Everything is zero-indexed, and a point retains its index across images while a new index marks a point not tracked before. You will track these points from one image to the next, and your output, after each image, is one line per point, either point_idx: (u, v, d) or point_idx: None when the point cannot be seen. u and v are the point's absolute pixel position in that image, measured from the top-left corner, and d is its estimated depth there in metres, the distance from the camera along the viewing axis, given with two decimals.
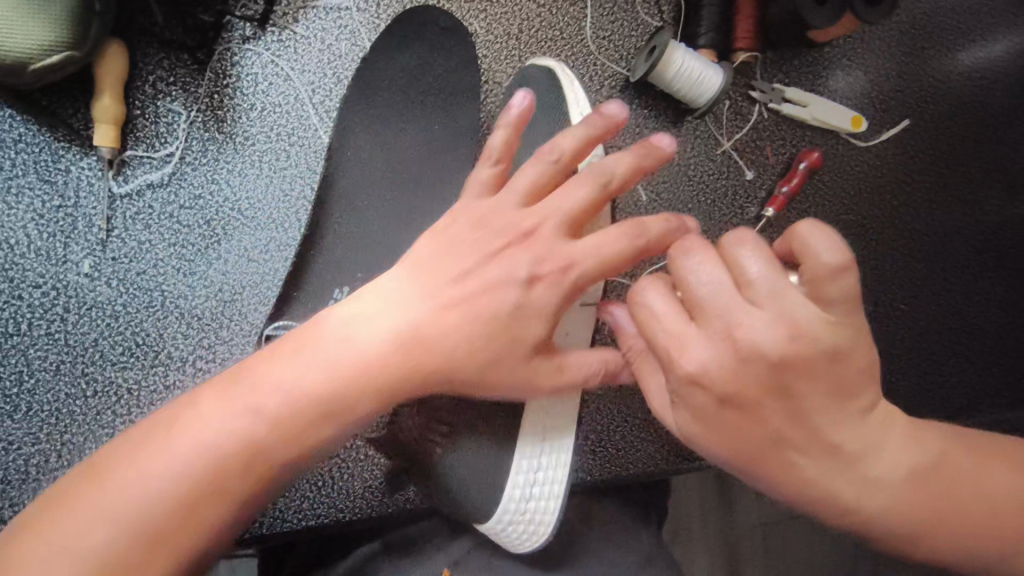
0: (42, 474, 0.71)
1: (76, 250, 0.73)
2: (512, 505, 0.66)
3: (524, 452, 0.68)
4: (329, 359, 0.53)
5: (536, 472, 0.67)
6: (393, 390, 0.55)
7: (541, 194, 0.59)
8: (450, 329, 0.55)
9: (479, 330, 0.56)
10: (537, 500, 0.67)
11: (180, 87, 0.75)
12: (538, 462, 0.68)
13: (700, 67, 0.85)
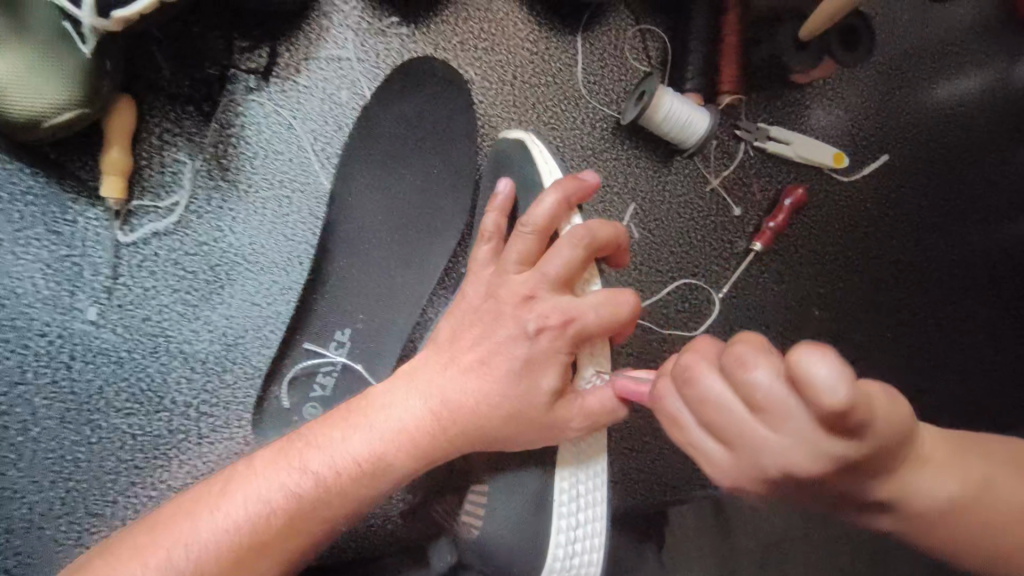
0: (47, 521, 0.72)
1: (82, 298, 0.74)
2: (558, 562, 0.65)
3: (562, 511, 0.66)
4: (358, 442, 0.55)
5: (577, 529, 0.66)
6: (430, 452, 0.57)
7: (536, 259, 0.62)
8: (485, 390, 0.57)
9: (509, 389, 0.57)
10: (581, 554, 0.66)
11: (186, 138, 0.77)
12: (577, 518, 0.66)
13: (688, 111, 0.89)
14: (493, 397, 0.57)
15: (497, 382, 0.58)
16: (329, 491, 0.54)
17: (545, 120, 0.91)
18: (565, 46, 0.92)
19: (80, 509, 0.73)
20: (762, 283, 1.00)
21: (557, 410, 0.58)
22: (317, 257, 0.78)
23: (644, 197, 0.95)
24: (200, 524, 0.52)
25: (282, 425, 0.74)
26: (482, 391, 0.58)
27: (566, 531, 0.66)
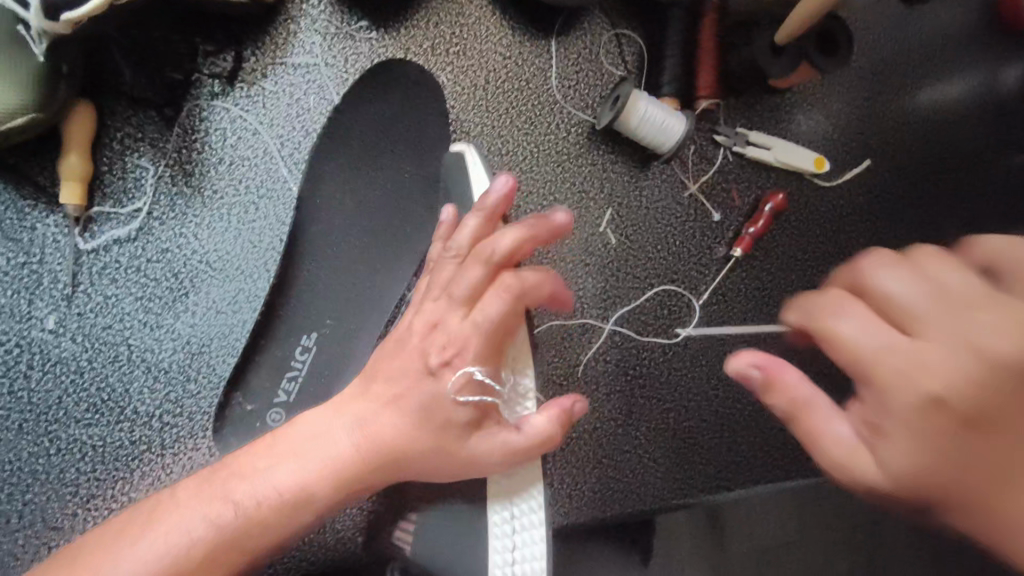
0: (4, 534, 0.71)
1: (41, 307, 0.73)
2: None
3: (497, 532, 0.65)
4: (287, 477, 0.55)
5: (513, 551, 0.64)
6: (348, 484, 0.56)
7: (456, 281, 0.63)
8: (401, 420, 0.57)
9: (434, 419, 0.57)
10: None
11: (148, 143, 0.76)
12: (513, 541, 0.65)
13: (663, 115, 0.88)
14: (417, 430, 0.57)
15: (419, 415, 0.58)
16: (249, 528, 0.53)
17: (519, 126, 0.90)
18: (539, 50, 0.91)
19: (37, 522, 0.71)
20: (744, 290, 0.99)
21: (475, 441, 0.58)
22: (282, 264, 0.76)
23: (620, 204, 0.94)
24: (118, 566, 0.49)
25: (246, 436, 0.73)
26: (399, 420, 0.57)
27: (502, 553, 0.65)
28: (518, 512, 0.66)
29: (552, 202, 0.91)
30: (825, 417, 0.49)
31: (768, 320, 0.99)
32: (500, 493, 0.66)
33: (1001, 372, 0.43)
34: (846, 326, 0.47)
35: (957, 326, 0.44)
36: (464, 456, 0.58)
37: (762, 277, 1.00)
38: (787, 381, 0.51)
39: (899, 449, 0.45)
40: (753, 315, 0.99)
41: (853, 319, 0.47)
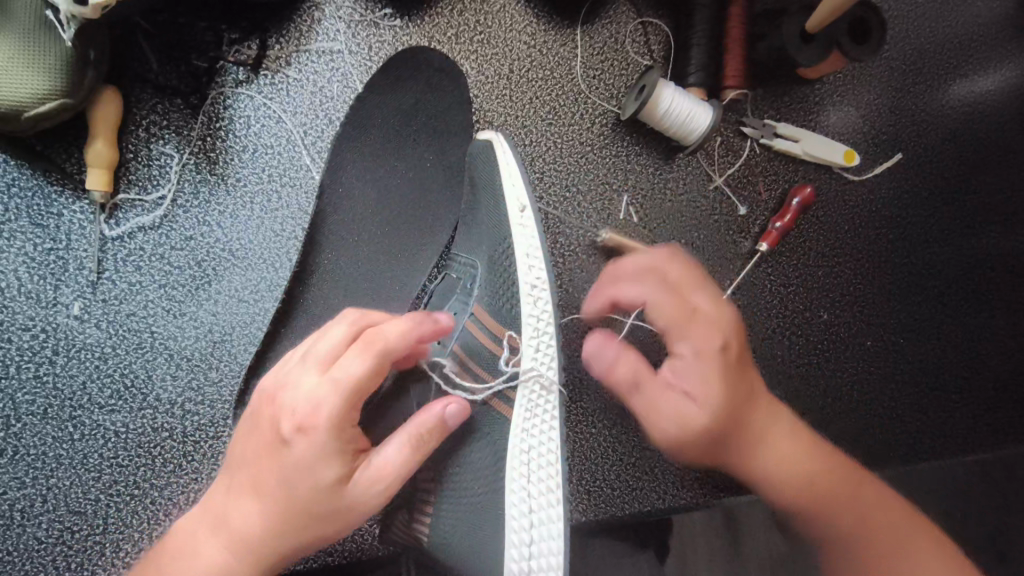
0: (28, 518, 0.71)
1: (66, 293, 0.73)
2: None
3: (514, 525, 0.64)
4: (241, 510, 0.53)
5: (531, 545, 0.64)
6: (308, 506, 0.52)
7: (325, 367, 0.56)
8: (269, 491, 0.52)
9: (294, 483, 0.52)
10: (540, 572, 0.63)
11: (173, 130, 0.76)
12: (531, 535, 0.64)
13: (690, 106, 0.86)
14: (282, 492, 0.52)
15: (279, 475, 0.52)
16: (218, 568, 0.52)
17: (543, 115, 0.89)
18: (563, 39, 0.90)
19: (61, 507, 0.72)
20: (769, 285, 0.97)
21: (348, 489, 0.53)
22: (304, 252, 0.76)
23: (644, 195, 0.92)
24: None
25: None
26: (264, 493, 0.53)
27: (519, 546, 0.64)
28: (536, 506, 0.65)
29: (575, 194, 0.90)
30: (664, 405, 0.69)
31: (791, 316, 0.98)
32: (517, 488, 0.66)
33: (729, 419, 0.66)
34: (653, 316, 0.70)
35: (699, 321, 0.68)
36: (337, 506, 0.53)
37: (787, 273, 0.98)
38: (623, 289, 0.72)
39: (689, 379, 0.67)
40: (777, 311, 0.98)
41: (651, 307, 0.70)
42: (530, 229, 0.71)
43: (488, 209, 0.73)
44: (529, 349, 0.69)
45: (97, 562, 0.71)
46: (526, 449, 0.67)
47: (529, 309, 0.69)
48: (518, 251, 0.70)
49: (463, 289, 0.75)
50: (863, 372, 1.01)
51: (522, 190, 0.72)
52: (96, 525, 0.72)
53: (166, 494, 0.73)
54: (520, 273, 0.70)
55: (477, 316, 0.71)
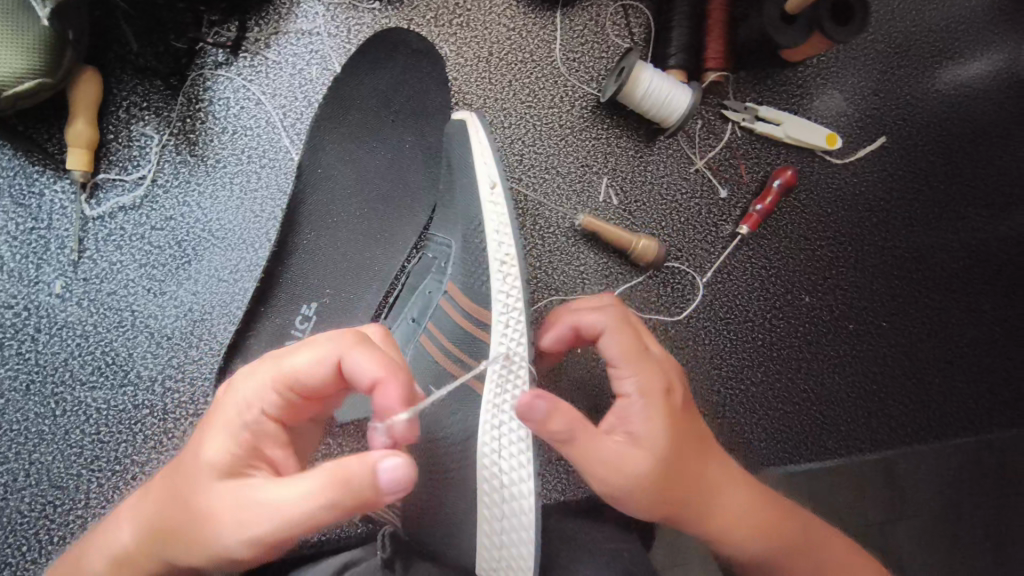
0: (11, 492, 0.72)
1: (48, 271, 0.74)
2: (486, 552, 0.64)
3: (486, 501, 0.65)
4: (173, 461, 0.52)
5: (501, 520, 0.64)
6: (197, 473, 0.48)
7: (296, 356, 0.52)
8: (181, 460, 0.51)
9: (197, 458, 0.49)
10: (510, 546, 0.64)
11: (153, 111, 0.77)
12: (501, 510, 0.65)
13: (668, 87, 0.86)
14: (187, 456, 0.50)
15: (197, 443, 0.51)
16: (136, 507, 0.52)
17: (523, 98, 0.89)
18: (543, 22, 0.90)
19: (44, 481, 0.73)
20: (750, 268, 0.98)
21: (213, 485, 0.47)
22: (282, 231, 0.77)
23: (624, 178, 0.93)
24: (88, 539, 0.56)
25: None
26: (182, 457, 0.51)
27: (490, 520, 0.65)
28: (506, 482, 0.66)
29: (554, 176, 0.90)
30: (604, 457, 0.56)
31: (773, 299, 0.98)
32: (489, 464, 0.66)
33: (676, 469, 0.58)
34: (606, 349, 0.63)
35: (650, 370, 0.61)
36: (205, 505, 0.47)
37: (769, 255, 0.99)
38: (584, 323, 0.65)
39: (652, 423, 0.58)
40: (759, 294, 0.98)
41: (609, 334, 0.63)
42: (503, 207, 0.72)
43: (461, 188, 0.74)
44: (498, 326, 0.69)
45: (78, 536, 0.73)
46: (495, 425, 0.67)
47: (500, 285, 0.70)
48: (488, 229, 0.71)
49: (438, 272, 0.77)
50: (845, 355, 1.01)
51: (494, 168, 0.73)
52: (78, 499, 0.73)
53: (146, 470, 0.74)
54: (490, 250, 0.71)
55: (451, 294, 0.73)
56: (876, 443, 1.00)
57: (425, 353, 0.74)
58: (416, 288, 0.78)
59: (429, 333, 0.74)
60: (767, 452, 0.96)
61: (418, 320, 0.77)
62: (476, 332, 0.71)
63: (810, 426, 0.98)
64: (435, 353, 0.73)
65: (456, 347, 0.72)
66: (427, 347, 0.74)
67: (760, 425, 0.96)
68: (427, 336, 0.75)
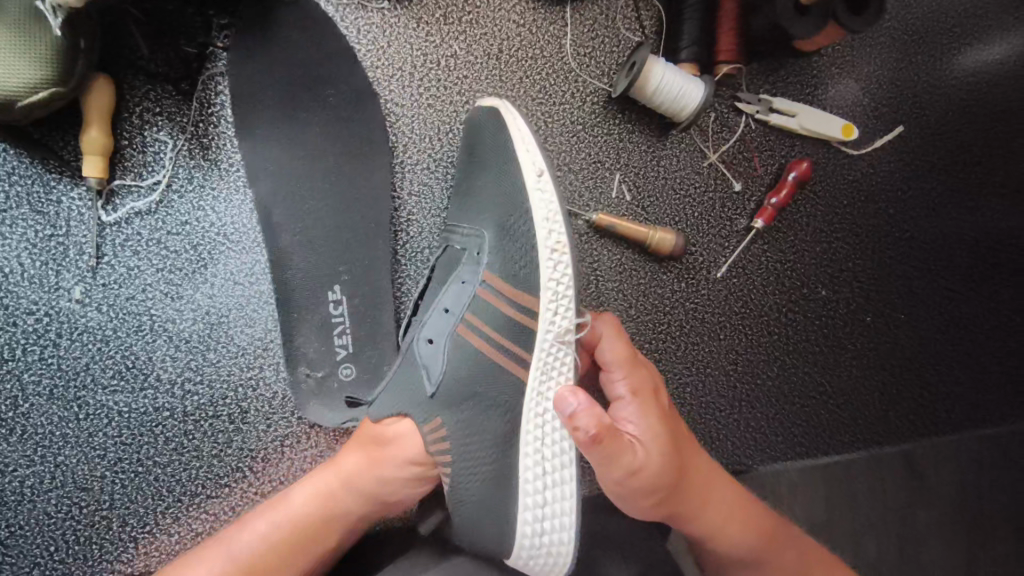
0: (38, 494, 0.74)
1: (67, 277, 0.75)
2: (526, 540, 0.63)
3: (528, 489, 0.64)
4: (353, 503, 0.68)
5: (544, 507, 0.63)
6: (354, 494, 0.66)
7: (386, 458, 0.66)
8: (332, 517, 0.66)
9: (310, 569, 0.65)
10: (551, 532, 0.63)
11: (166, 117, 0.77)
12: (544, 496, 0.64)
13: (681, 81, 0.86)
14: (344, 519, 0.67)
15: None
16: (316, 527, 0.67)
17: (533, 94, 0.89)
18: (553, 17, 0.89)
19: (70, 483, 0.75)
20: (765, 262, 0.97)
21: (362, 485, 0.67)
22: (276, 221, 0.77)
23: (637, 173, 0.92)
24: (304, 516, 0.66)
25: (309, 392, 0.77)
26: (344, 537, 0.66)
27: (533, 508, 0.63)
28: (550, 468, 0.64)
29: (566, 172, 0.90)
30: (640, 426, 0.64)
31: (788, 292, 0.98)
32: (532, 451, 0.65)
33: (656, 436, 0.63)
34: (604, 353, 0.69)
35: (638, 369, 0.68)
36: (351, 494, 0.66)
37: (784, 249, 0.98)
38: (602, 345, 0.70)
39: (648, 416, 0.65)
40: (774, 288, 0.97)
41: (604, 345, 0.69)
42: (549, 193, 0.69)
43: (500, 171, 0.73)
44: (546, 314, 0.68)
45: (105, 535, 0.75)
46: (540, 413, 0.66)
47: (548, 274, 0.68)
48: (536, 216, 0.69)
49: (473, 260, 0.73)
50: (862, 348, 1.00)
51: (536, 155, 0.71)
52: (103, 501, 0.75)
53: (168, 471, 0.76)
54: (540, 237, 0.68)
55: (492, 283, 0.70)
56: (894, 435, 1.00)
57: (465, 346, 0.69)
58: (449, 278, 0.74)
59: (468, 323, 0.70)
60: (783, 445, 0.96)
61: (452, 310, 0.71)
62: (517, 317, 0.68)
63: (826, 419, 0.98)
64: (477, 343, 0.69)
65: (499, 336, 0.68)
66: (467, 338, 0.69)
67: (775, 419, 0.96)
68: (467, 325, 0.70)
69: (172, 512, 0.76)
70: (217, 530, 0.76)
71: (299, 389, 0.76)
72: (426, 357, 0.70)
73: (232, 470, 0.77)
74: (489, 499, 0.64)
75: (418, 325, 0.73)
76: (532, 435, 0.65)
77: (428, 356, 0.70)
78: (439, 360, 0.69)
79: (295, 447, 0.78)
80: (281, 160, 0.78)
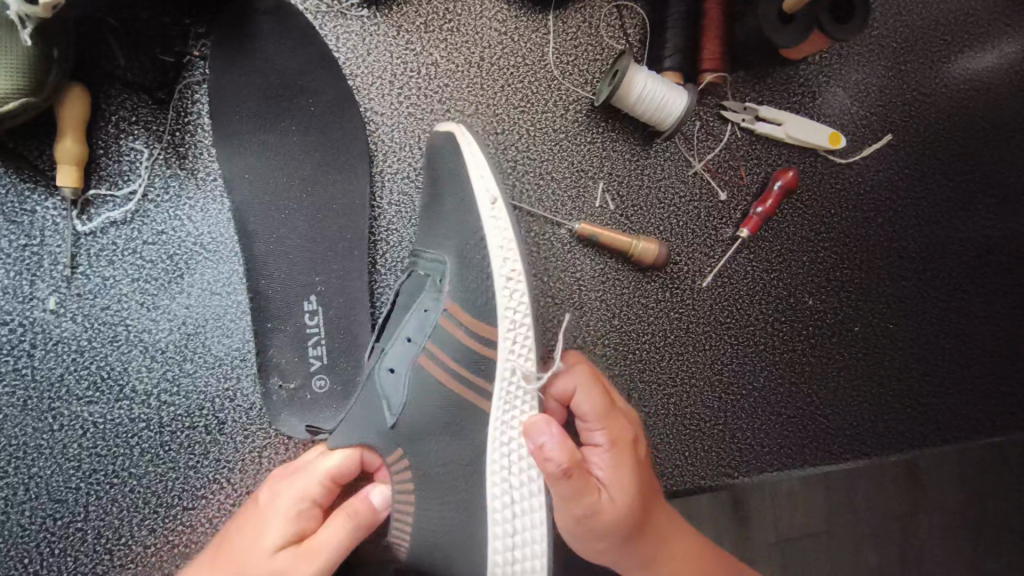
0: (11, 506, 0.73)
1: (42, 287, 0.75)
2: (498, 570, 0.62)
3: (497, 518, 0.64)
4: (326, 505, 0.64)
5: (514, 535, 0.63)
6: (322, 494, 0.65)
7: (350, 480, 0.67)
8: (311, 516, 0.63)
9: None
10: (523, 560, 0.63)
11: (142, 126, 0.77)
12: (514, 525, 0.63)
13: (663, 91, 0.85)
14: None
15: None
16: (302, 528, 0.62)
17: (515, 103, 0.88)
18: (535, 25, 0.89)
19: (43, 496, 0.74)
20: (751, 271, 0.96)
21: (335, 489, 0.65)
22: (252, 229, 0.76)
23: (621, 182, 0.91)
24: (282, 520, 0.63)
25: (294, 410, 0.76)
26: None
27: (503, 537, 0.63)
28: (518, 497, 0.64)
29: (549, 181, 0.89)
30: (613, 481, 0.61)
31: (775, 302, 0.97)
32: (500, 479, 0.65)
33: (625, 494, 0.61)
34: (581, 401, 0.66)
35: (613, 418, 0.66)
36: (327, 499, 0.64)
37: (772, 258, 0.97)
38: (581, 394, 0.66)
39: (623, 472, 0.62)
40: (760, 298, 0.96)
41: (581, 395, 0.66)
42: (504, 220, 0.70)
43: (455, 199, 0.72)
44: (505, 343, 0.68)
45: (78, 548, 0.74)
46: (505, 441, 0.66)
47: (505, 303, 0.68)
48: (491, 244, 0.69)
49: (434, 287, 0.72)
50: (849, 359, 0.99)
51: (490, 181, 0.71)
52: (77, 512, 0.74)
53: (144, 483, 0.76)
54: (495, 266, 0.68)
55: (454, 313, 0.69)
56: (882, 447, 0.99)
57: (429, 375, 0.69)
58: (410, 306, 0.73)
59: (429, 352, 0.69)
60: (769, 457, 0.95)
61: (413, 339, 0.71)
62: (478, 347, 0.68)
63: (813, 431, 0.97)
64: (439, 374, 0.69)
65: (461, 367, 0.68)
66: (429, 368, 0.69)
67: (761, 431, 0.95)
68: (432, 356, 0.69)
69: (147, 524, 0.76)
70: (193, 542, 0.76)
71: (270, 400, 0.75)
72: (387, 387, 0.69)
73: (209, 481, 0.77)
74: (467, 522, 0.64)
75: (378, 354, 0.71)
76: (499, 463, 0.65)
77: (390, 386, 0.69)
78: (404, 391, 0.68)
79: (272, 458, 0.78)
80: (259, 169, 0.77)
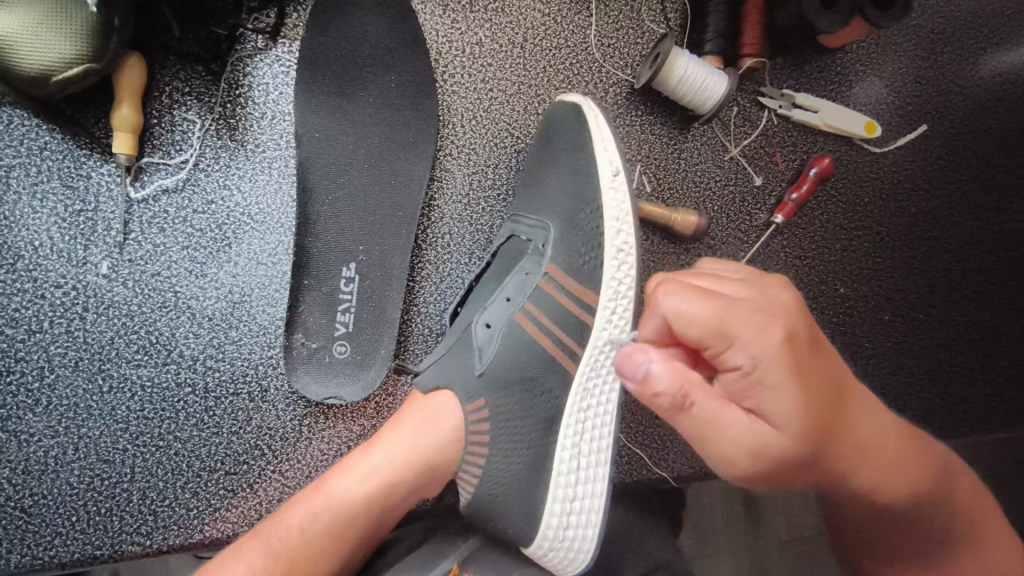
0: (61, 464, 0.75)
1: (96, 252, 0.76)
2: (551, 532, 0.65)
3: (560, 481, 0.66)
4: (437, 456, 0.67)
5: (573, 500, 0.66)
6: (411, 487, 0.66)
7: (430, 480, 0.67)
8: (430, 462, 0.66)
9: (342, 534, 0.63)
10: (576, 527, 0.65)
11: (195, 97, 0.79)
12: (575, 491, 0.66)
13: (704, 74, 0.85)
14: (434, 460, 0.67)
15: (314, 544, 0.62)
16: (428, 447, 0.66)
17: (557, 84, 0.89)
18: (578, 8, 0.90)
19: (92, 455, 0.76)
20: (783, 257, 0.97)
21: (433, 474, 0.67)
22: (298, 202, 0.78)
23: (658, 165, 0.92)
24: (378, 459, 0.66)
25: (318, 374, 0.78)
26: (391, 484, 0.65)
27: (562, 500, 0.65)
28: (584, 463, 0.67)
29: None
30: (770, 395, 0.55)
31: (806, 288, 0.97)
32: (569, 447, 0.67)
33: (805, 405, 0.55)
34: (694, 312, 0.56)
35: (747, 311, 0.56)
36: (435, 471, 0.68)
37: (804, 246, 0.97)
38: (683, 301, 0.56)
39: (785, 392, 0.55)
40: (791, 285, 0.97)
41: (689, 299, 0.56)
42: (622, 193, 0.70)
43: (565, 168, 0.74)
44: (604, 311, 0.69)
45: (124, 508, 0.76)
46: (585, 407, 0.68)
47: (613, 271, 0.69)
48: (608, 217, 0.70)
49: (536, 252, 0.73)
50: (878, 348, 1.00)
51: (615, 155, 0.71)
52: (124, 473, 0.76)
53: (189, 446, 0.78)
54: (608, 236, 0.69)
55: (555, 276, 0.70)
56: None
57: (521, 334, 0.69)
58: (509, 268, 0.74)
59: (528, 311, 0.70)
60: None
61: (512, 299, 0.71)
62: (575, 312, 0.69)
63: None
64: (535, 334, 0.69)
65: (557, 327, 0.69)
66: (525, 325, 0.69)
67: None
68: (526, 314, 0.70)
69: (191, 486, 0.77)
70: (234, 506, 0.77)
71: (292, 356, 0.76)
72: (481, 340, 0.70)
73: (250, 447, 0.78)
74: (525, 489, 0.65)
75: (477, 309, 0.72)
76: (574, 428, 0.67)
77: (484, 341, 0.69)
78: (495, 345, 0.69)
79: (312, 426, 0.79)
80: (305, 142, 0.79)
